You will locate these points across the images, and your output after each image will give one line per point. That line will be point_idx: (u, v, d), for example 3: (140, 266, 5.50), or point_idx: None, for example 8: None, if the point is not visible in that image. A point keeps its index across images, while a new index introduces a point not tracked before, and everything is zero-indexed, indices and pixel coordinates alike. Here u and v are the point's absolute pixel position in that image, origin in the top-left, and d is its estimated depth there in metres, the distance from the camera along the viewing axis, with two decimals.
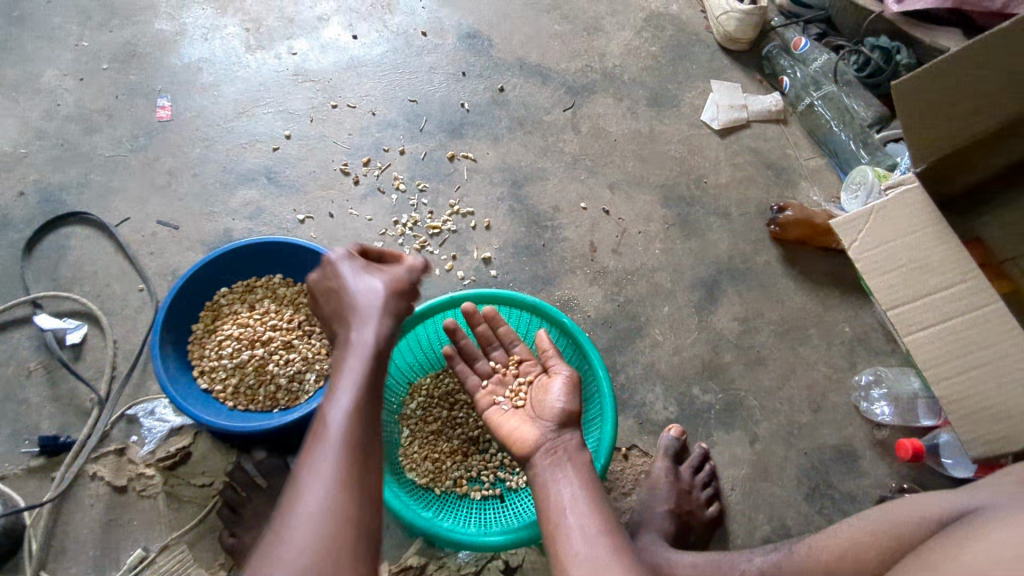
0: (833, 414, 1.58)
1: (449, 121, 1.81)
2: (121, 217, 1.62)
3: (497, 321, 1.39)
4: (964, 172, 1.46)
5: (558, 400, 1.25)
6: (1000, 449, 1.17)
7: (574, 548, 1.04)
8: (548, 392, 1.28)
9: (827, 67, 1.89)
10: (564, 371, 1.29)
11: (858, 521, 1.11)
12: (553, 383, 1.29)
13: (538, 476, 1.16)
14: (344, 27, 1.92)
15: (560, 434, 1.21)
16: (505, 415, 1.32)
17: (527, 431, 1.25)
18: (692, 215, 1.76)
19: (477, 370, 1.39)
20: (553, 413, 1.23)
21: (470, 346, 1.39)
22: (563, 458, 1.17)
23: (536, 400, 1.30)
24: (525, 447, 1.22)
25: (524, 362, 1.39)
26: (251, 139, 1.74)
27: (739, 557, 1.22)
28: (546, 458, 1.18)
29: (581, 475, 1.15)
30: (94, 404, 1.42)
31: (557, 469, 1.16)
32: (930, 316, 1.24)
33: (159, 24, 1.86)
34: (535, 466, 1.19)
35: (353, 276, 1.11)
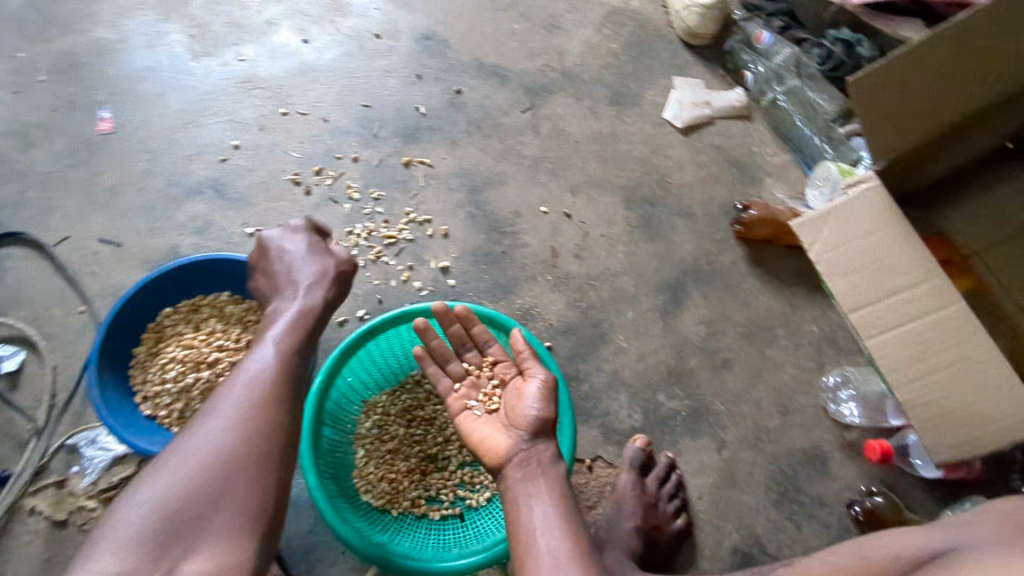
0: (801, 417, 1.55)
1: (404, 126, 1.76)
2: (60, 236, 1.56)
3: (471, 321, 1.31)
4: (924, 167, 1.43)
5: (532, 407, 1.15)
6: (965, 454, 1.16)
7: (542, 573, 0.96)
8: (522, 397, 1.19)
9: (791, 61, 1.82)
10: (540, 375, 1.20)
11: (829, 557, 1.05)
12: (527, 388, 1.20)
13: (510, 492, 1.08)
14: (294, 31, 1.86)
15: (534, 445, 1.12)
16: (476, 421, 1.23)
17: (498, 441, 1.16)
18: (656, 217, 1.72)
19: (451, 373, 1.32)
20: (527, 422, 1.14)
21: (441, 347, 1.32)
22: (536, 471, 1.09)
23: (510, 406, 1.21)
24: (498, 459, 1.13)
25: (499, 364, 1.32)
26: (198, 150, 1.68)
27: None
28: (519, 471, 1.09)
29: (555, 492, 1.06)
30: (32, 434, 1.37)
31: (530, 484, 1.07)
32: (892, 320, 1.19)
33: (100, 33, 1.80)
34: (508, 479, 1.10)
35: (299, 248, 1.19)
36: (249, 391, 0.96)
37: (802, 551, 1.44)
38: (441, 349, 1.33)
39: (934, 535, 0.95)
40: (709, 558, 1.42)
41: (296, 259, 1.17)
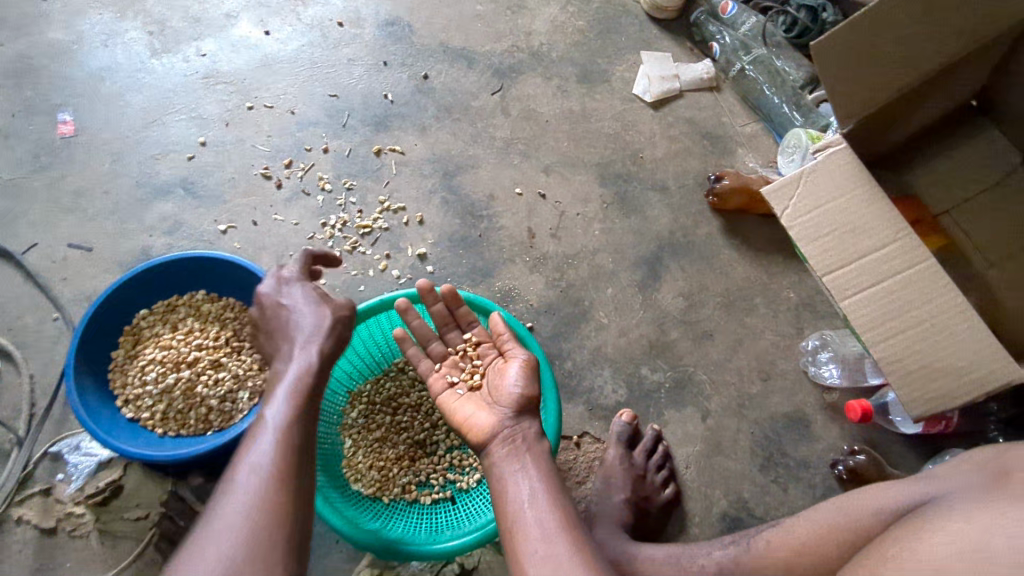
0: (783, 382, 1.57)
1: (373, 114, 1.74)
2: (28, 243, 1.53)
3: (456, 301, 1.31)
4: (891, 129, 1.44)
5: (514, 385, 1.16)
6: (939, 406, 1.14)
7: (529, 544, 0.97)
8: (504, 376, 1.20)
9: (757, 30, 1.87)
10: (521, 355, 1.22)
11: (817, 516, 1.09)
12: (509, 367, 1.21)
13: (495, 469, 1.08)
14: (255, 23, 1.83)
15: (519, 421, 1.13)
16: (459, 399, 1.23)
17: (481, 418, 1.16)
18: (630, 192, 1.72)
19: (431, 353, 1.32)
20: (510, 399, 1.15)
21: (422, 327, 1.31)
22: (521, 448, 1.09)
23: (493, 385, 1.22)
24: (483, 434, 1.13)
25: (482, 345, 1.32)
26: (164, 149, 1.65)
27: (698, 550, 1.21)
28: (503, 447, 1.10)
29: (540, 466, 1.07)
30: (13, 445, 1.35)
31: (515, 460, 1.07)
32: (866, 280, 1.20)
33: (55, 34, 1.76)
34: (492, 456, 1.10)
35: (294, 298, 1.14)
36: (260, 467, 0.92)
37: (789, 512, 1.46)
38: (422, 330, 1.32)
39: (919, 487, 0.98)
40: (699, 525, 1.45)
41: (292, 310, 1.13)
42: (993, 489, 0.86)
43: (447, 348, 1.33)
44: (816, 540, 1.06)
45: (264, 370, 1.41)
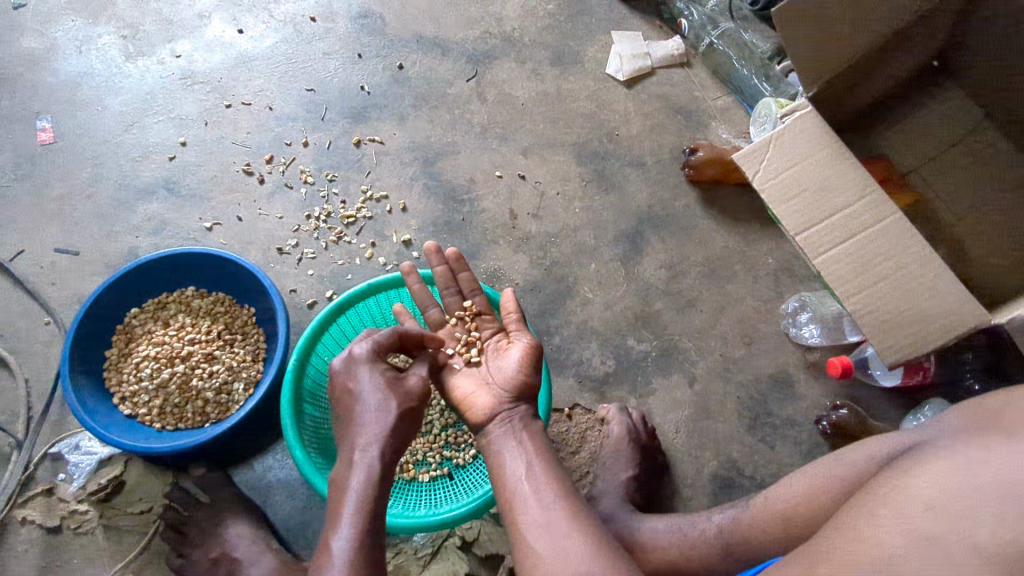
0: (765, 345, 1.61)
1: (350, 106, 1.76)
2: (15, 251, 1.54)
3: (460, 266, 1.33)
4: (855, 94, 1.48)
5: (516, 369, 1.19)
6: (914, 352, 1.18)
7: (529, 513, 0.97)
8: (507, 359, 1.22)
9: (723, 5, 1.90)
10: (526, 339, 1.23)
11: (815, 469, 1.06)
12: (513, 350, 1.23)
13: (492, 446, 1.10)
14: (228, 22, 1.84)
15: (516, 405, 1.15)
16: (458, 373, 1.25)
17: (480, 398, 1.18)
18: (608, 169, 1.76)
19: (429, 319, 1.32)
20: (511, 382, 1.17)
21: (423, 293, 1.32)
22: (517, 425, 1.12)
23: (493, 366, 1.23)
24: (481, 414, 1.15)
25: (481, 315, 1.32)
26: (145, 151, 1.67)
27: (700, 517, 1.21)
28: (501, 426, 1.12)
29: (535, 443, 1.09)
30: (14, 448, 1.37)
31: (512, 437, 1.10)
32: (838, 235, 1.24)
33: (28, 43, 1.77)
34: (490, 434, 1.13)
35: (362, 387, 1.08)
36: None
37: (777, 469, 1.51)
38: (422, 295, 1.33)
39: (912, 435, 0.93)
40: (692, 487, 1.49)
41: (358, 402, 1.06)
42: (980, 429, 0.78)
43: (444, 316, 1.34)
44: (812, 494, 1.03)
45: (258, 361, 1.43)
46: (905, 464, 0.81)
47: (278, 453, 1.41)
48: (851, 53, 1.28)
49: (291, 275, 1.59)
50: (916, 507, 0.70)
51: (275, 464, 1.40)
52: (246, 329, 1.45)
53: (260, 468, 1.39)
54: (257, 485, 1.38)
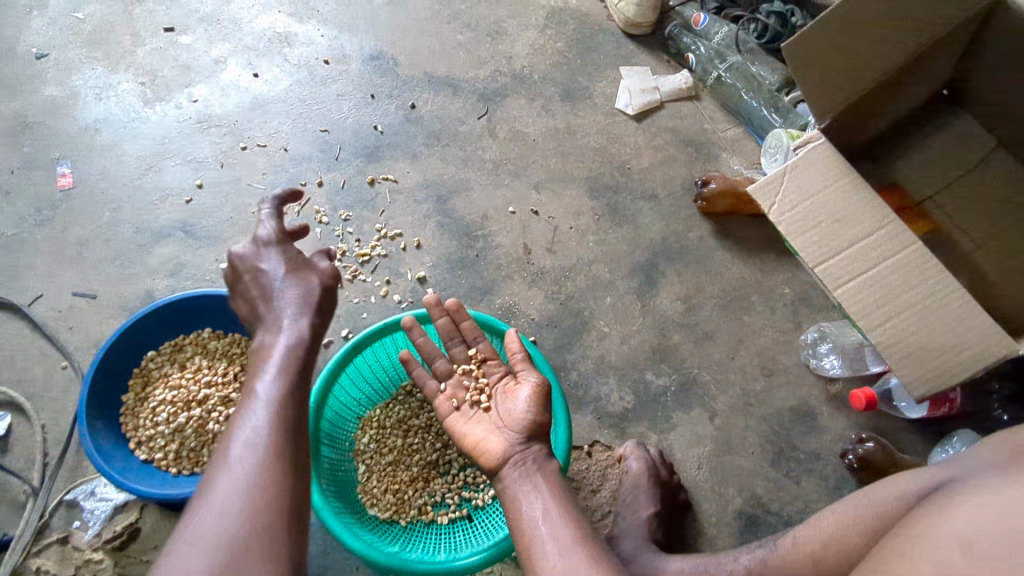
0: (786, 377, 1.58)
1: (364, 145, 1.79)
2: (33, 295, 1.55)
3: (461, 314, 1.32)
4: (867, 124, 1.48)
5: (525, 409, 1.17)
6: (940, 385, 1.16)
7: (548, 560, 0.95)
8: (515, 401, 1.20)
9: (730, 38, 1.93)
10: (533, 379, 1.22)
11: (843, 508, 1.04)
12: (520, 391, 1.21)
13: (508, 490, 1.07)
14: (243, 66, 1.88)
15: (528, 446, 1.12)
16: (470, 422, 1.23)
17: (492, 442, 1.16)
18: (621, 203, 1.76)
19: (437, 371, 1.31)
20: (521, 423, 1.15)
21: (428, 344, 1.32)
22: (531, 468, 1.09)
23: (504, 410, 1.21)
24: (493, 458, 1.13)
25: (487, 361, 1.32)
26: (162, 194, 1.69)
27: (727, 558, 1.17)
28: (516, 471, 1.09)
29: (552, 484, 1.06)
30: (28, 495, 1.36)
31: (527, 480, 1.07)
32: (857, 268, 1.23)
33: (50, 91, 1.81)
34: (506, 479, 1.09)
35: (277, 266, 1.08)
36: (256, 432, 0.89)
37: (804, 505, 1.47)
38: (429, 346, 1.32)
39: (948, 469, 0.90)
40: (716, 525, 1.45)
41: (275, 280, 1.07)
42: (1014, 465, 0.76)
43: (451, 366, 1.32)
44: (843, 535, 1.00)
45: None
46: (938, 503, 0.79)
47: None
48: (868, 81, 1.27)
49: None
50: (951, 548, 0.67)
51: None
52: None
53: None
54: None
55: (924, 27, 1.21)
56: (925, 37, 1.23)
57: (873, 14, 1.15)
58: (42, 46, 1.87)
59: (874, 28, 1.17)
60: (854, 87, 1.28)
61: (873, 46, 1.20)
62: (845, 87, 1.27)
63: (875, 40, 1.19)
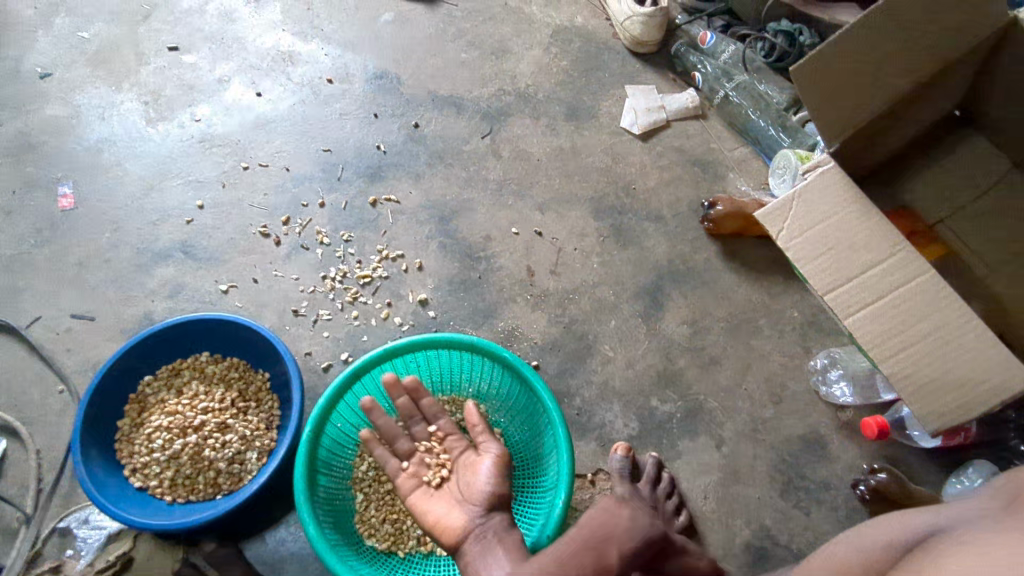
0: (795, 404, 1.55)
1: (367, 165, 1.77)
2: (31, 317, 1.54)
3: (421, 391, 1.28)
4: (878, 146, 1.45)
5: (486, 481, 1.16)
6: (959, 419, 1.12)
7: None
8: (476, 474, 1.19)
9: (736, 57, 1.91)
10: (495, 450, 1.20)
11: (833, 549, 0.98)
12: (482, 463, 1.20)
13: (470, 568, 1.05)
14: (247, 85, 1.88)
15: (489, 517, 1.11)
16: (430, 499, 1.20)
17: (454, 518, 1.14)
18: (626, 224, 1.73)
19: (397, 450, 1.26)
20: (481, 496, 1.14)
21: (388, 424, 1.26)
22: (492, 540, 1.07)
23: (464, 483, 1.20)
24: (453, 535, 1.11)
25: (448, 437, 1.29)
26: (163, 215, 1.68)
27: None
28: (477, 545, 1.07)
29: (511, 554, 1.03)
30: (21, 523, 1.33)
31: (489, 554, 1.04)
32: (868, 296, 1.19)
33: (53, 110, 1.81)
34: (467, 554, 1.07)
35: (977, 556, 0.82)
36: None
37: (814, 538, 1.43)
38: (390, 426, 1.26)
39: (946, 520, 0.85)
40: (723, 558, 1.41)
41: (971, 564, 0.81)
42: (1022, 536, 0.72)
43: (412, 444, 1.28)
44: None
45: (271, 429, 1.39)
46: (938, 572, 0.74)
47: (291, 525, 1.35)
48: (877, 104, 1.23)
49: (306, 338, 1.56)
50: None
51: (287, 536, 1.35)
52: (259, 396, 1.42)
53: (272, 541, 1.34)
54: (270, 560, 1.33)
55: (940, 46, 1.18)
56: (940, 56, 1.20)
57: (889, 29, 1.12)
58: (46, 65, 1.88)
59: (890, 44, 1.14)
60: (867, 107, 1.24)
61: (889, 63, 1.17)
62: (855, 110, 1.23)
63: (890, 58, 1.16)
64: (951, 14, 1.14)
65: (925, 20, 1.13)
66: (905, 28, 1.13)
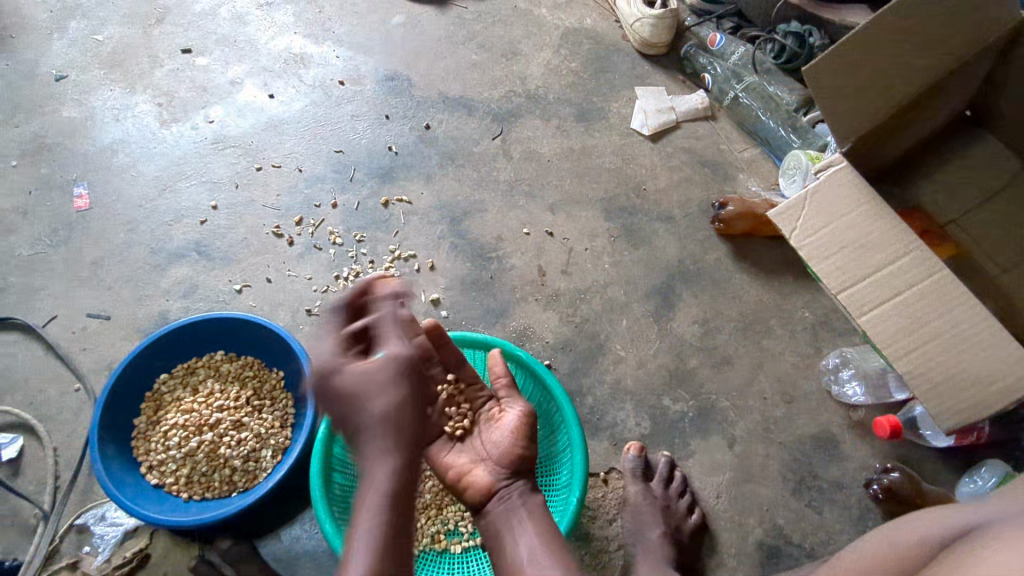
0: (807, 403, 1.55)
1: (378, 166, 1.78)
2: (48, 316, 1.55)
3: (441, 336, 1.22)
4: (890, 145, 1.45)
5: (512, 439, 1.12)
6: (971, 418, 1.13)
7: None
8: (501, 429, 1.15)
9: (746, 58, 1.90)
10: (518, 406, 1.18)
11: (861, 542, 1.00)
12: (503, 418, 1.17)
13: (492, 527, 1.03)
14: (259, 87, 1.89)
15: (513, 481, 1.07)
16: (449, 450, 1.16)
17: (477, 474, 1.10)
18: (636, 224, 1.74)
19: None
20: (508, 457, 1.09)
21: None
22: (518, 502, 1.04)
23: (488, 439, 1.16)
24: (477, 492, 1.07)
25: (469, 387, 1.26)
26: (177, 215, 1.69)
27: None
28: (500, 505, 1.04)
29: (539, 523, 1.01)
30: (39, 519, 1.34)
31: (513, 515, 1.02)
32: (881, 295, 1.20)
33: (68, 112, 1.82)
34: (490, 510, 1.04)
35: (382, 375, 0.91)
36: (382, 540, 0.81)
37: (827, 537, 1.43)
38: None
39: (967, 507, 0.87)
40: (736, 557, 1.41)
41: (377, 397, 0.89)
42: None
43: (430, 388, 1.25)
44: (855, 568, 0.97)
45: (286, 427, 1.40)
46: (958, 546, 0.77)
47: (305, 522, 1.36)
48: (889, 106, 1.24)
49: (320, 337, 1.57)
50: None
51: (302, 534, 1.35)
52: (274, 394, 1.43)
53: (287, 538, 1.35)
54: (285, 558, 1.33)
55: (946, 45, 1.18)
56: (949, 59, 1.20)
57: (891, 32, 1.13)
58: (61, 68, 1.89)
59: (892, 48, 1.15)
60: (875, 109, 1.24)
61: (892, 66, 1.17)
62: (866, 111, 1.24)
63: (893, 60, 1.17)
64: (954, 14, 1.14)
65: (927, 23, 1.13)
66: (906, 32, 1.13)
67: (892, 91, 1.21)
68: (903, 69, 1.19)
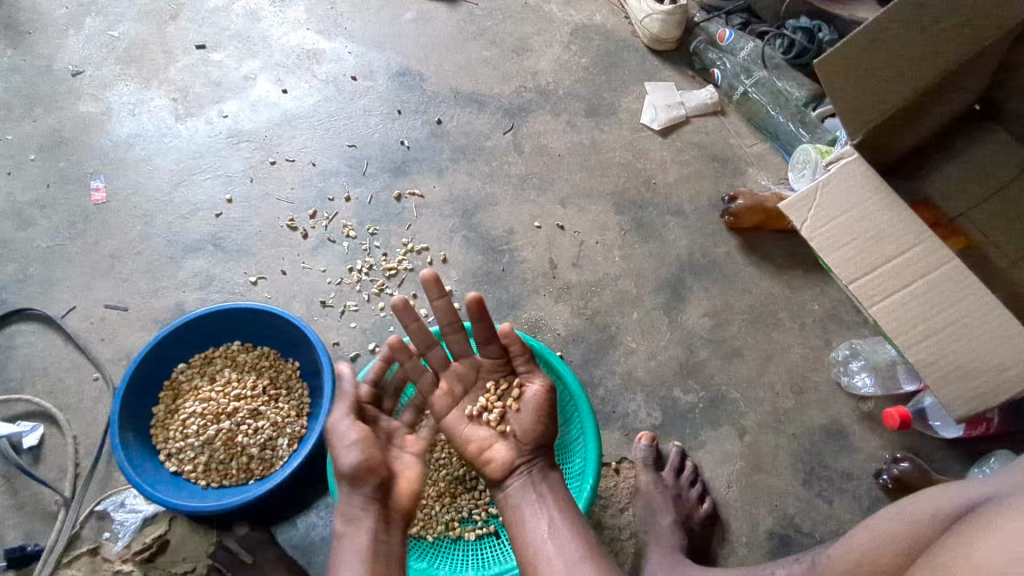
0: (816, 395, 1.56)
1: (391, 160, 1.80)
2: (66, 307, 1.57)
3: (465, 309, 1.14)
4: (900, 139, 1.46)
5: (533, 419, 1.16)
6: (983, 406, 1.14)
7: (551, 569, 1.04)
8: (520, 407, 1.19)
9: (755, 53, 1.93)
10: (537, 382, 1.19)
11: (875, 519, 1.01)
12: (524, 394, 1.19)
13: (514, 508, 1.13)
14: (273, 82, 1.91)
15: (533, 459, 1.16)
16: (466, 423, 1.21)
17: (496, 450, 1.18)
18: (647, 218, 1.75)
19: (432, 361, 1.24)
20: (528, 434, 1.16)
21: (424, 335, 1.20)
22: (538, 479, 1.14)
23: (506, 414, 1.20)
24: (497, 468, 1.16)
25: (489, 361, 1.23)
26: (192, 208, 1.71)
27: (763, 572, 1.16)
28: (522, 481, 1.14)
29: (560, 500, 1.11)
30: (60, 506, 1.36)
31: (532, 493, 1.13)
32: (892, 284, 1.21)
33: (85, 107, 1.85)
34: (512, 486, 1.15)
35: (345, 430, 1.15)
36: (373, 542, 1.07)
37: (837, 527, 1.44)
38: (425, 336, 1.21)
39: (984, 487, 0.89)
40: (747, 546, 1.42)
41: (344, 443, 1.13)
42: None
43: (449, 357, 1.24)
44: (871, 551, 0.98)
45: (302, 416, 1.42)
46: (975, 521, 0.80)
47: (321, 510, 1.38)
48: (902, 96, 1.25)
49: (334, 328, 1.59)
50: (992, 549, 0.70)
51: (318, 521, 1.37)
52: (290, 384, 1.45)
53: (303, 525, 1.37)
54: (301, 545, 1.35)
55: (961, 34, 1.18)
56: (961, 49, 1.20)
57: (905, 26, 1.14)
58: (77, 64, 1.92)
59: (906, 40, 1.16)
60: (891, 100, 1.26)
61: (908, 59, 1.18)
62: (879, 102, 1.25)
63: (908, 52, 1.17)
64: (970, 6, 1.14)
65: (940, 12, 1.13)
66: (919, 23, 1.14)
67: (905, 84, 1.22)
68: (919, 62, 1.19)
